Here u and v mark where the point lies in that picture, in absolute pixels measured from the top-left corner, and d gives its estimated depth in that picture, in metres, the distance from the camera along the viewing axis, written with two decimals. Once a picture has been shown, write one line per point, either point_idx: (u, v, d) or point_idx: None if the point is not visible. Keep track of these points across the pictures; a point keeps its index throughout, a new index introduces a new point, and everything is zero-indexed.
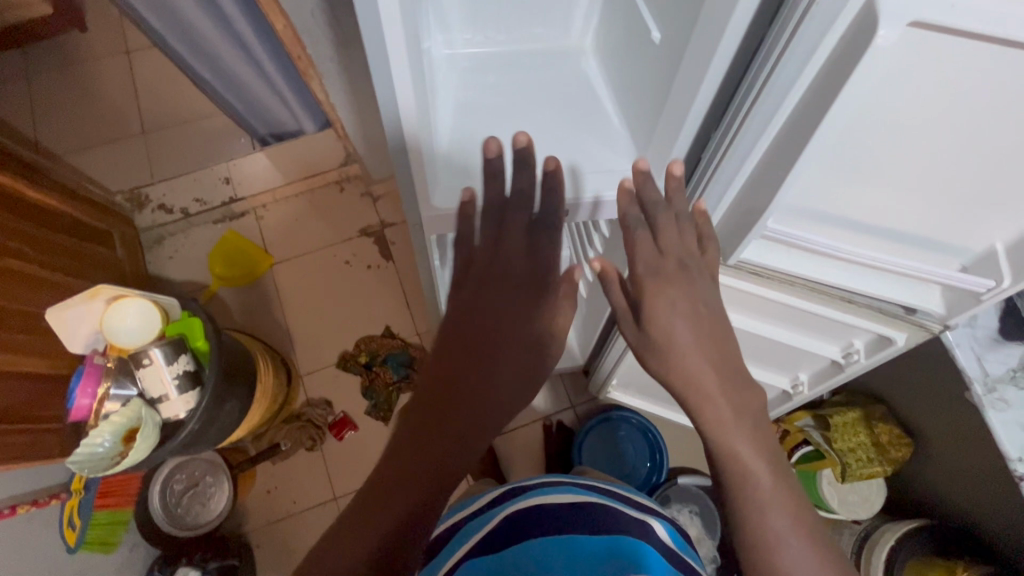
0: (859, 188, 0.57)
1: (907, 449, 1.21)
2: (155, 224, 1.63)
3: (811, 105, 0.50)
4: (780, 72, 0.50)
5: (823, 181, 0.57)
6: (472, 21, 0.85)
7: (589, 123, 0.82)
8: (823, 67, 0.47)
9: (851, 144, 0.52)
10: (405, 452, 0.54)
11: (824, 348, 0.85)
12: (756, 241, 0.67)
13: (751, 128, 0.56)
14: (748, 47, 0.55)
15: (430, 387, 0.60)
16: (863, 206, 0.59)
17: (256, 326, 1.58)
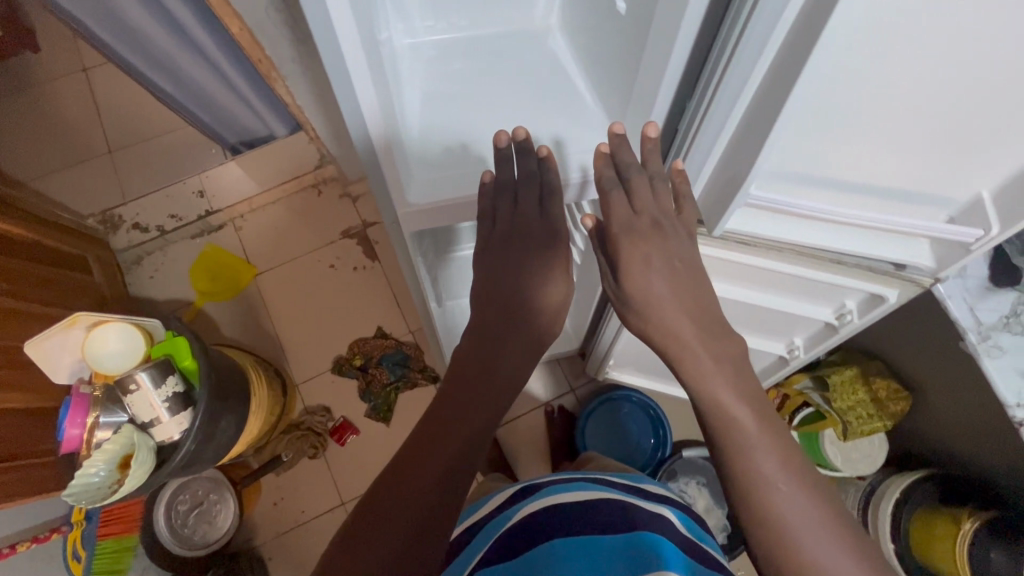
0: (839, 148, 0.55)
1: (905, 401, 1.22)
2: (132, 245, 1.59)
3: (786, 64, 0.48)
4: (751, 32, 0.48)
5: (802, 143, 0.55)
6: (432, 7, 0.82)
7: (562, 104, 0.80)
8: (794, 23, 0.45)
9: (828, 103, 0.51)
10: (424, 452, 0.60)
11: (817, 311, 0.84)
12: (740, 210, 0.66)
13: (726, 95, 0.54)
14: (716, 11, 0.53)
15: (451, 397, 0.66)
16: (845, 165, 0.58)
17: (246, 339, 1.55)
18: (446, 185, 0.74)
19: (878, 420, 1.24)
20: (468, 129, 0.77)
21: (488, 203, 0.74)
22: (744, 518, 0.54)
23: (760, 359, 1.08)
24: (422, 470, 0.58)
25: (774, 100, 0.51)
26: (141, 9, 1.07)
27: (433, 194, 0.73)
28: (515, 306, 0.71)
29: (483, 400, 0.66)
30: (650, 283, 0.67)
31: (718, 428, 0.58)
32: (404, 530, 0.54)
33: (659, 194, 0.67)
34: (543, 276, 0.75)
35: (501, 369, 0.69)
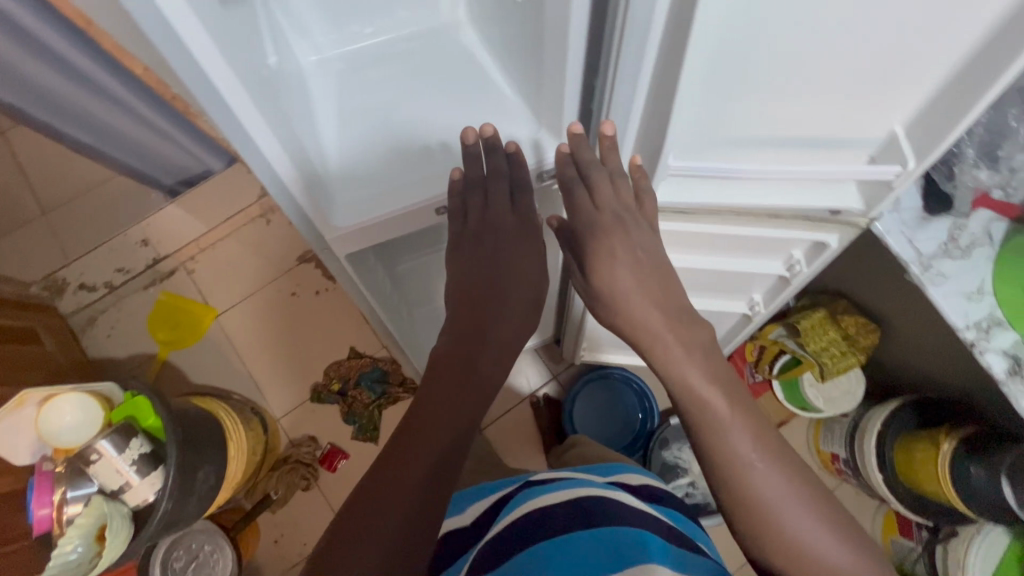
0: (748, 107, 0.55)
1: (874, 334, 1.23)
2: (82, 306, 1.54)
3: (677, 31, 0.47)
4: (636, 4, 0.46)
5: (710, 107, 0.55)
6: (331, 19, 0.79)
7: (481, 100, 0.78)
8: None
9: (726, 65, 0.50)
10: (403, 457, 0.55)
11: (767, 266, 0.84)
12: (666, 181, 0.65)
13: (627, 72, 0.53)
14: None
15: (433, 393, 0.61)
16: (758, 123, 0.57)
17: (218, 382, 1.52)
18: (370, 202, 0.72)
19: (851, 357, 1.26)
20: (388, 140, 0.75)
21: (457, 201, 0.71)
22: (717, 487, 0.54)
23: (725, 319, 1.09)
24: (404, 480, 0.53)
25: (672, 70, 0.50)
26: (36, 66, 1.01)
27: (357, 214, 0.71)
28: (468, 312, 0.68)
29: (457, 405, 0.60)
30: (600, 268, 0.66)
31: (680, 401, 0.58)
32: (388, 545, 0.50)
33: (616, 190, 0.64)
34: (508, 275, 0.72)
35: (470, 364, 0.64)
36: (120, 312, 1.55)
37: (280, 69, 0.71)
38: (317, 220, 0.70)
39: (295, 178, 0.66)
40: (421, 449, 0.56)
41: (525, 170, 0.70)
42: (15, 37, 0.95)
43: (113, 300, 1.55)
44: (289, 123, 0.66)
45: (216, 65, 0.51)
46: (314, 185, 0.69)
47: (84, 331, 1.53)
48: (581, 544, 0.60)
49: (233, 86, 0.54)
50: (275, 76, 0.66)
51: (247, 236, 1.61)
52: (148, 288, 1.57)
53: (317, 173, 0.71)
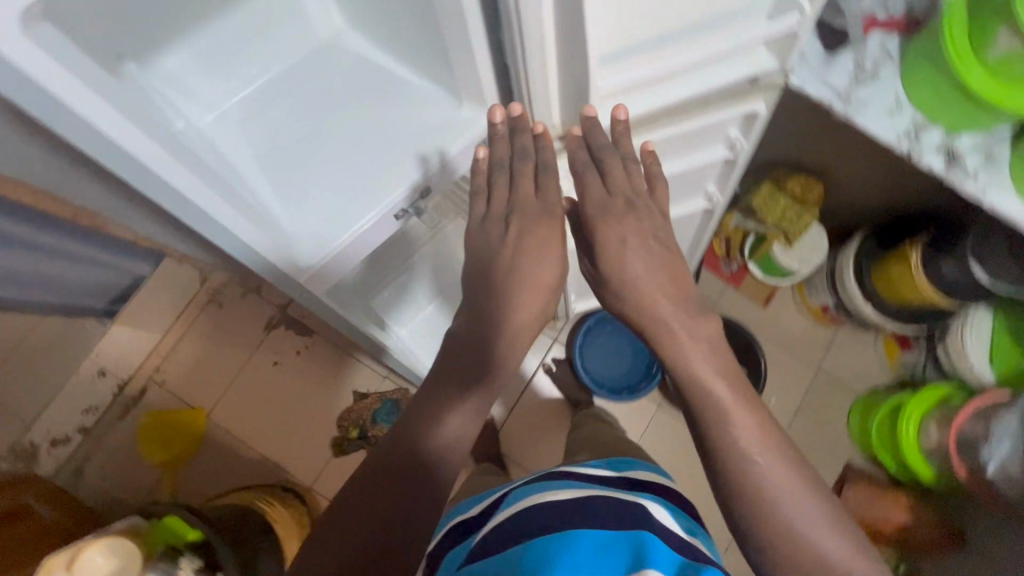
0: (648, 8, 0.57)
1: (819, 186, 1.31)
2: (64, 461, 1.44)
3: None
4: None
5: (615, 19, 0.57)
6: (214, 72, 0.76)
7: (393, 96, 0.77)
8: None
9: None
10: (387, 479, 0.57)
11: (712, 154, 0.88)
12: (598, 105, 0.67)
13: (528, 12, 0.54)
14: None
15: (419, 415, 0.62)
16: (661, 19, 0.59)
17: (236, 477, 1.46)
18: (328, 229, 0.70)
19: (807, 215, 1.33)
20: (320, 165, 0.73)
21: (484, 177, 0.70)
22: None
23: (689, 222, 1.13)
24: (386, 500, 0.56)
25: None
26: None
27: (320, 243, 0.70)
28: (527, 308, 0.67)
29: (449, 437, 0.61)
30: (628, 218, 0.68)
31: None
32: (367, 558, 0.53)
33: (633, 176, 0.70)
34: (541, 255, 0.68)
35: (476, 414, 0.63)
36: (105, 451, 1.46)
37: (186, 135, 0.68)
38: (285, 262, 0.69)
39: (246, 228, 0.65)
40: (401, 513, 0.55)
41: (549, 152, 0.70)
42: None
43: (93, 441, 1.46)
44: (219, 183, 0.63)
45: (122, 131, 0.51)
46: (267, 230, 0.68)
47: (75, 484, 1.44)
48: (582, 539, 0.62)
49: (146, 149, 0.53)
50: (184, 142, 0.63)
51: (205, 325, 1.54)
52: (125, 416, 1.48)
53: (264, 220, 0.68)
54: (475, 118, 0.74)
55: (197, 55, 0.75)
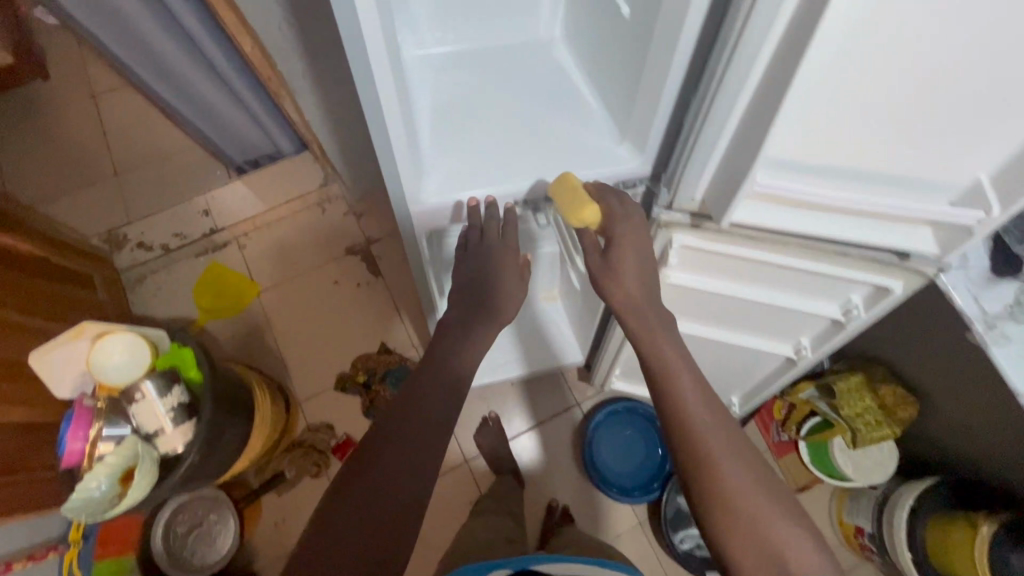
0: (854, 105, 0.53)
1: (913, 408, 1.26)
2: (134, 263, 1.58)
3: (772, 82, 0.53)
4: (744, 45, 0.52)
5: (816, 113, 0.54)
6: (439, 20, 0.87)
7: (558, 100, 0.86)
8: (782, 38, 0.50)
9: (855, 57, 0.48)
10: (381, 439, 0.67)
11: (823, 308, 0.84)
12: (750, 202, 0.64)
13: (744, 54, 0.53)
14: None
15: (419, 390, 0.72)
16: (866, 135, 0.55)
17: (250, 356, 1.53)
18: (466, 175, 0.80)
19: (887, 428, 1.27)
20: (476, 125, 0.84)
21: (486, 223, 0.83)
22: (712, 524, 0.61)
23: (761, 365, 1.07)
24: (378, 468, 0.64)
25: (799, 49, 0.48)
26: (149, 18, 1.14)
27: (445, 182, 0.81)
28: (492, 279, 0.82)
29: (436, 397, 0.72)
30: None
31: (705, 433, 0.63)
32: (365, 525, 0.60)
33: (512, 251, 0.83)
34: None
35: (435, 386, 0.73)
36: (168, 275, 1.59)
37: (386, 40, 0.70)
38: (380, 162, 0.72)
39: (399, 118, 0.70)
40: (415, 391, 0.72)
41: None
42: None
43: (165, 262, 1.60)
44: (409, 122, 0.76)
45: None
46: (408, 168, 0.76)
47: (131, 288, 1.58)
48: None
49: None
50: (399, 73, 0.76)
51: (301, 222, 1.68)
52: (199, 257, 1.62)
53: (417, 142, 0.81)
54: (625, 159, 0.77)
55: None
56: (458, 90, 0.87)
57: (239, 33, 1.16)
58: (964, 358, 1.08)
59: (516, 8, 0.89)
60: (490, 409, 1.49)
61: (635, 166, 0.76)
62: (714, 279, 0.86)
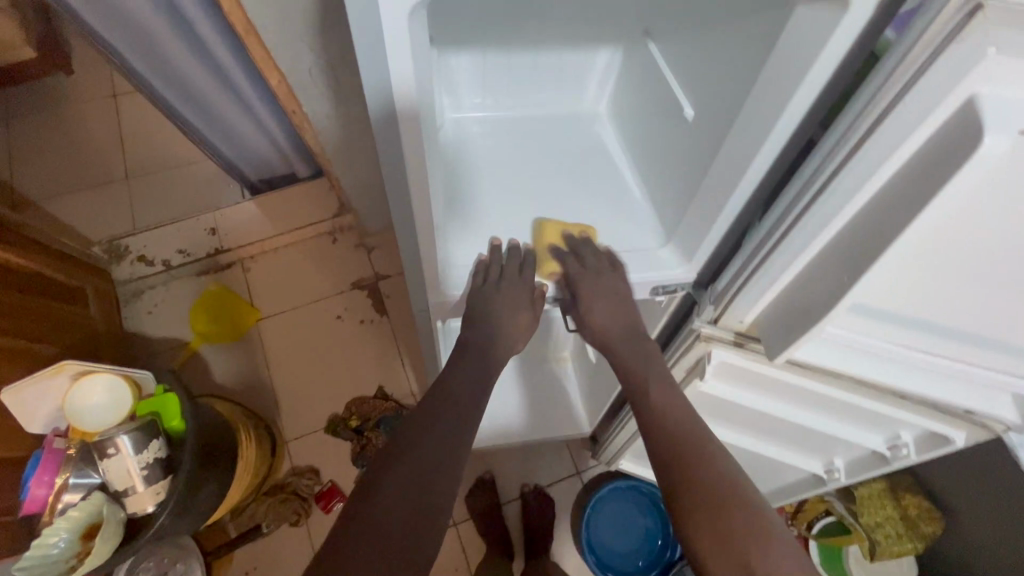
0: (955, 266, 0.46)
1: (938, 524, 1.16)
2: (134, 277, 1.52)
3: (862, 226, 0.47)
4: (839, 182, 0.46)
5: (910, 269, 0.47)
6: (482, 86, 0.83)
7: (598, 182, 0.81)
8: (886, 185, 0.44)
9: (970, 226, 0.42)
10: (414, 432, 0.64)
11: (866, 439, 0.76)
12: (818, 342, 0.57)
13: (833, 196, 0.47)
14: (848, 65, 0.47)
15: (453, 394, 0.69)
16: (963, 298, 0.48)
17: (240, 387, 1.45)
18: (494, 262, 0.72)
19: (908, 542, 1.18)
20: (510, 202, 0.79)
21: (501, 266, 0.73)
22: None
23: (784, 474, 0.99)
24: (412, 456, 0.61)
25: (903, 210, 0.42)
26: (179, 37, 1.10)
27: (471, 263, 0.74)
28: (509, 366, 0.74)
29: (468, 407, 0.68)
30: None
31: None
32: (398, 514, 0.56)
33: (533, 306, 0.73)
34: None
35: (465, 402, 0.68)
36: (167, 292, 1.54)
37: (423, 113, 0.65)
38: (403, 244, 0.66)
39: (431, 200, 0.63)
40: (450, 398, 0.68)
41: None
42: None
43: (165, 279, 1.55)
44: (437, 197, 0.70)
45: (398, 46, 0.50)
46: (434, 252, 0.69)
47: (127, 302, 1.52)
48: None
49: (405, 61, 0.51)
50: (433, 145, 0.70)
51: (311, 249, 1.64)
52: (201, 276, 1.57)
53: (442, 217, 0.75)
54: (669, 261, 0.71)
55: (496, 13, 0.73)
56: (494, 162, 0.82)
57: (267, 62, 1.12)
58: (1003, 489, 1.00)
59: (565, 80, 0.84)
60: (485, 470, 1.40)
61: (682, 272, 0.70)
62: (750, 393, 0.77)
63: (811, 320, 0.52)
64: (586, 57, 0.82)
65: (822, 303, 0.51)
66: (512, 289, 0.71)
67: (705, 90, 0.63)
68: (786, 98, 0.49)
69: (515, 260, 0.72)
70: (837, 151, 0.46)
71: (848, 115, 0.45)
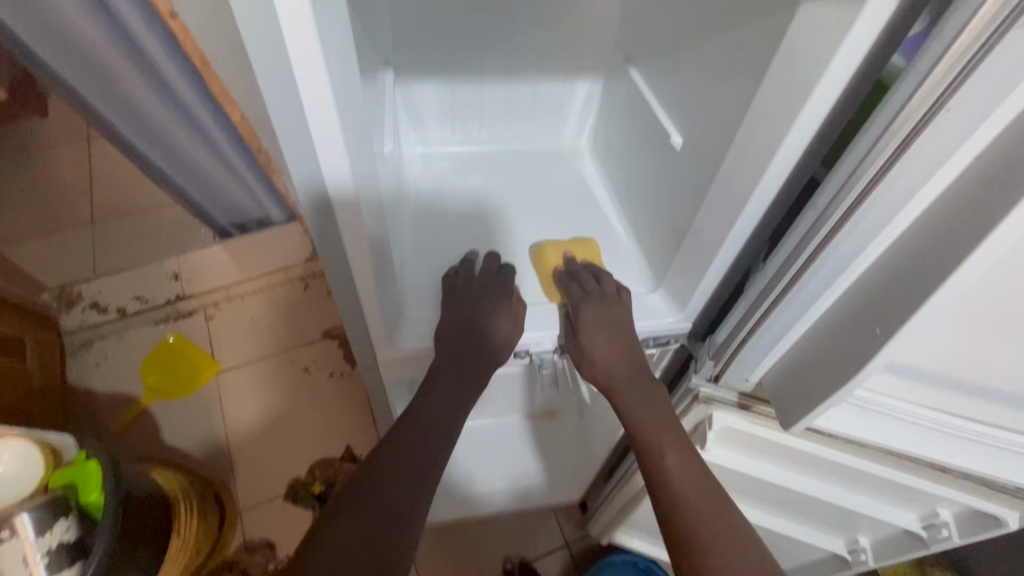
0: (1010, 313, 0.37)
1: None
2: (84, 325, 1.41)
3: (899, 266, 0.39)
4: (865, 214, 0.38)
5: (956, 317, 0.38)
6: (450, 117, 0.78)
7: (577, 219, 0.74)
8: (927, 212, 0.37)
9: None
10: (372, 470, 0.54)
11: (897, 517, 0.65)
12: (842, 407, 0.48)
13: (849, 239, 0.40)
14: (854, 95, 0.40)
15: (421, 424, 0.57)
16: (1017, 352, 0.39)
17: (192, 448, 1.31)
18: (465, 273, 0.64)
19: None
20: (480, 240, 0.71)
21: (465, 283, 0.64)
22: None
23: (800, 553, 0.86)
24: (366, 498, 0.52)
25: (949, 255, 0.34)
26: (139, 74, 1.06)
27: (434, 309, 0.64)
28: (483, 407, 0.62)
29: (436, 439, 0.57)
30: None
31: None
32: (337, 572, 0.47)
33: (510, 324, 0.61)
34: None
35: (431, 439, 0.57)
36: (121, 343, 1.42)
37: (376, 140, 0.57)
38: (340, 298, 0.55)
39: (383, 238, 0.55)
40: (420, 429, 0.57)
41: None
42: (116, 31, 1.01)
43: (119, 328, 1.43)
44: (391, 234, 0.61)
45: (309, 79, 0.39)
46: (388, 305, 0.59)
47: (75, 354, 1.39)
48: None
49: (322, 97, 0.40)
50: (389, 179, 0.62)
51: (280, 295, 1.54)
52: (160, 325, 1.46)
53: (403, 257, 0.67)
54: (660, 309, 0.62)
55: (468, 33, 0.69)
56: (464, 198, 0.75)
57: (230, 100, 1.06)
58: None
59: (540, 112, 0.80)
60: (462, 547, 1.22)
61: (675, 321, 0.61)
62: (760, 462, 0.66)
63: (829, 384, 0.44)
64: (566, 87, 0.78)
65: (841, 366, 0.42)
66: (488, 295, 0.61)
67: (696, 115, 0.56)
68: (789, 124, 0.42)
69: (490, 270, 0.64)
70: (848, 192, 0.39)
71: (865, 137, 0.38)
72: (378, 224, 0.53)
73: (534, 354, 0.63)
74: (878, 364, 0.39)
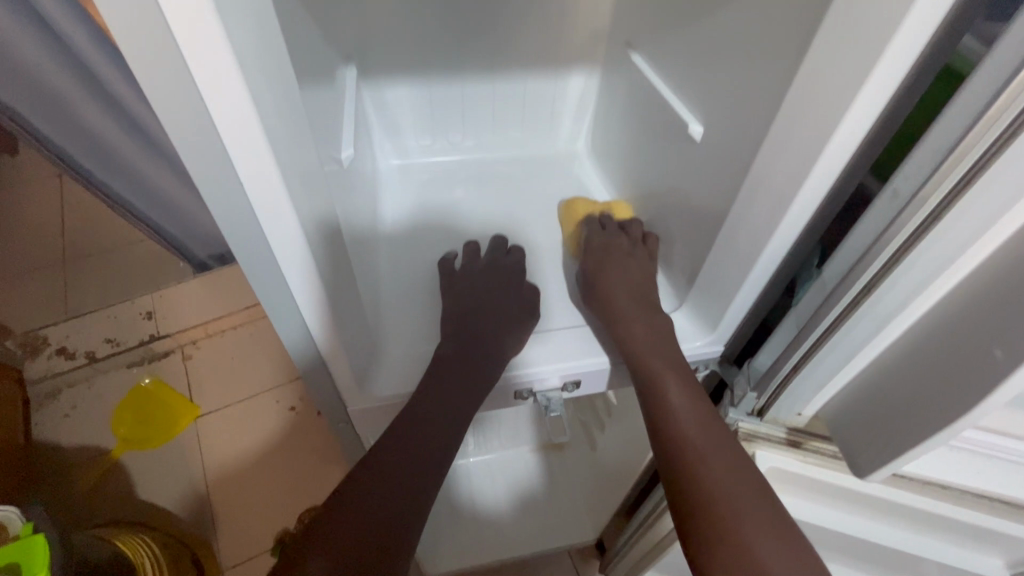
0: None
1: None
2: (49, 374, 1.30)
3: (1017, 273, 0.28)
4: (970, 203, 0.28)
5: None
6: (430, 124, 0.70)
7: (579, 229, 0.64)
8: None
9: None
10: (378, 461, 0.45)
11: (979, 564, 0.53)
12: (942, 449, 0.41)
13: (923, 266, 0.31)
14: (923, 76, 0.31)
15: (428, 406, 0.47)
16: None
17: (167, 502, 1.19)
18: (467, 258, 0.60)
19: None
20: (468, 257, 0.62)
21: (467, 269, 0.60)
22: None
23: None
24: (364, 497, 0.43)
25: None
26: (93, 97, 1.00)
27: (417, 340, 0.54)
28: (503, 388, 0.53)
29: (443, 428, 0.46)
30: None
31: None
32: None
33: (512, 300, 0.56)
34: None
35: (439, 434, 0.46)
36: (90, 390, 1.31)
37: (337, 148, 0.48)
38: (297, 351, 0.44)
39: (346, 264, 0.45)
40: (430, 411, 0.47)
41: None
42: (66, 53, 0.93)
43: (89, 374, 1.33)
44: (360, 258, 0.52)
45: (219, 93, 0.29)
46: (359, 347, 0.49)
47: (40, 405, 1.28)
48: None
49: (245, 105, 0.30)
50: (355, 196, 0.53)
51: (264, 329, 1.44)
52: (132, 368, 1.35)
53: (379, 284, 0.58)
54: (683, 330, 0.52)
55: (441, 27, 0.62)
56: (448, 214, 0.67)
57: None
58: None
59: (530, 114, 0.72)
60: None
61: (703, 344, 0.51)
62: (813, 503, 0.55)
63: (897, 443, 0.35)
64: (558, 85, 0.70)
65: (928, 416, 0.33)
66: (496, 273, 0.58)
67: (717, 100, 0.47)
68: (841, 110, 0.33)
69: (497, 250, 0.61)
70: (918, 207, 0.30)
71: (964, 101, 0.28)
72: (339, 247, 0.44)
73: (539, 391, 0.53)
74: (997, 406, 0.29)
